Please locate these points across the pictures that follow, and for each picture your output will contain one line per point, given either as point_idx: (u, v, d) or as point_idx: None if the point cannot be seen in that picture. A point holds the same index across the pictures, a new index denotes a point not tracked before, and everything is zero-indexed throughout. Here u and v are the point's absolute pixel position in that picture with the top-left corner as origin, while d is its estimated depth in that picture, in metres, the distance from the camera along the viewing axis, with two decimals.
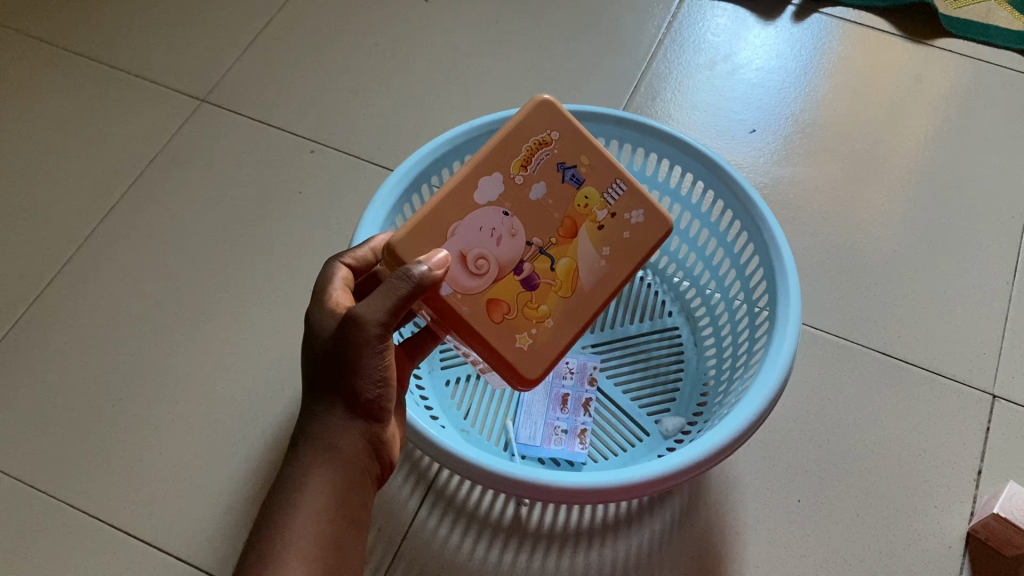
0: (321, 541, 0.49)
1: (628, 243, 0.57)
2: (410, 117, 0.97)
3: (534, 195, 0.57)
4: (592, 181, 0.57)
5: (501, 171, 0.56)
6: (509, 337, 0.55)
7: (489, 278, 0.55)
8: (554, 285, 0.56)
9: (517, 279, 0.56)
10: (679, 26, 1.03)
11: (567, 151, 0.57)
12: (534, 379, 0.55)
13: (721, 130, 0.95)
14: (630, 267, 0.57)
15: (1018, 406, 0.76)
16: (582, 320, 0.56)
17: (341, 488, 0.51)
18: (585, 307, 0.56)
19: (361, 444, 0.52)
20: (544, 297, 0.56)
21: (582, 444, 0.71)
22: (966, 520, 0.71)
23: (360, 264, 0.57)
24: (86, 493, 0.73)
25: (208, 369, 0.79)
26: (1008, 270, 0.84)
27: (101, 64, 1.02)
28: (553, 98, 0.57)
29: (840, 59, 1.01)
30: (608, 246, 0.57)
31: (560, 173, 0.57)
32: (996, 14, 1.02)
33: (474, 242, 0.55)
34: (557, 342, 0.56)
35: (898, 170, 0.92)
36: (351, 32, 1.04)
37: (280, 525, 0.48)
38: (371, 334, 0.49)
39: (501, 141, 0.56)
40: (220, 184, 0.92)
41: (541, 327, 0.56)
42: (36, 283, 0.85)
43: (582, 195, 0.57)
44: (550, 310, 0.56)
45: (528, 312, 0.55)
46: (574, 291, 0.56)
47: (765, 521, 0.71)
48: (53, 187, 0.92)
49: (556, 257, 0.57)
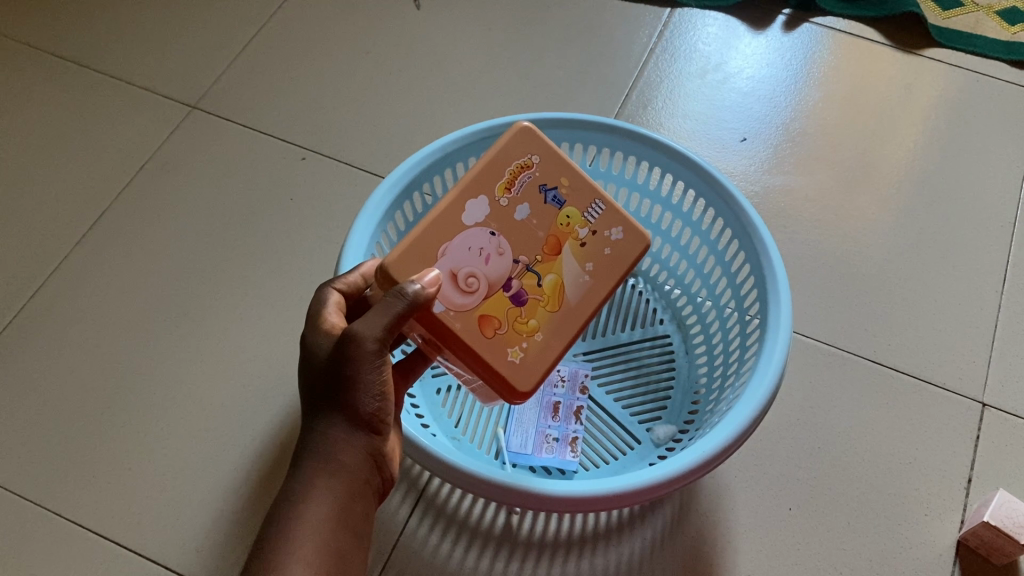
0: (325, 549, 0.48)
1: (610, 260, 0.57)
2: (402, 123, 0.97)
3: (518, 215, 0.57)
4: (573, 201, 0.58)
5: (486, 193, 0.57)
6: (501, 351, 0.54)
7: (479, 295, 0.55)
8: (542, 300, 0.56)
9: (505, 296, 0.56)
10: (670, 34, 1.04)
11: (548, 173, 0.58)
12: (528, 393, 0.54)
13: (714, 138, 0.95)
14: (612, 282, 0.57)
15: (1006, 414, 0.76)
16: (570, 333, 0.56)
17: (344, 496, 0.50)
18: (572, 322, 0.56)
19: (362, 453, 0.52)
20: (533, 312, 0.56)
21: (574, 452, 0.71)
22: (957, 529, 0.71)
23: (350, 290, 0.57)
24: (72, 502, 0.73)
25: (198, 376, 0.79)
26: (997, 279, 0.85)
27: (93, 70, 1.01)
28: (532, 125, 0.59)
29: (830, 68, 1.01)
30: (591, 262, 0.57)
31: (542, 195, 0.58)
32: (984, 25, 1.03)
33: (463, 261, 0.55)
34: (547, 355, 0.55)
35: (888, 179, 0.92)
36: (341, 38, 1.04)
37: (283, 535, 0.48)
38: (369, 349, 0.48)
39: (483, 167, 0.57)
40: (211, 190, 0.92)
41: (532, 341, 0.55)
42: (25, 290, 0.85)
43: (564, 215, 0.58)
44: (539, 325, 0.55)
45: (517, 326, 0.55)
46: (558, 306, 0.56)
47: (757, 529, 0.71)
48: (43, 192, 0.91)
49: (542, 273, 0.57)
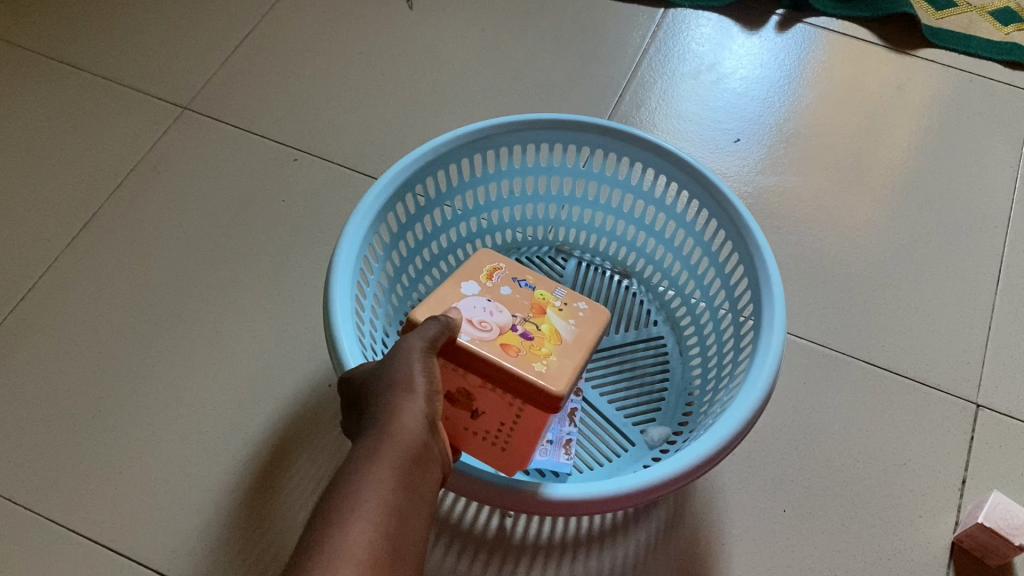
0: (392, 504, 0.43)
1: (590, 317, 0.59)
2: (394, 124, 0.96)
3: (503, 293, 0.60)
4: (541, 286, 0.61)
5: (472, 279, 0.60)
6: (525, 364, 0.53)
7: (494, 332, 0.55)
8: (546, 337, 0.56)
9: (516, 333, 0.56)
10: (664, 35, 1.04)
11: (517, 269, 0.62)
12: (560, 394, 0.53)
13: (707, 138, 0.95)
14: (598, 328, 0.58)
15: (1000, 415, 0.76)
16: (580, 354, 0.55)
17: (408, 454, 0.46)
18: (579, 350, 0.56)
19: (424, 419, 0.48)
20: (542, 343, 0.55)
21: (567, 454, 0.68)
22: (952, 530, 0.71)
23: None
24: (63, 506, 0.72)
25: (190, 380, 0.79)
26: (991, 279, 0.85)
27: (84, 71, 1.01)
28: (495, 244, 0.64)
29: (824, 68, 1.01)
30: (574, 317, 0.59)
31: (517, 283, 0.61)
32: (977, 25, 1.03)
33: (471, 314, 0.57)
34: (567, 366, 0.54)
35: (882, 180, 0.92)
36: (333, 38, 1.04)
37: (344, 487, 0.43)
38: (419, 345, 0.51)
39: (462, 267, 0.61)
40: (203, 191, 0.91)
41: (550, 359, 0.54)
42: (15, 292, 0.84)
43: (539, 293, 0.61)
44: (550, 350, 0.55)
45: (533, 350, 0.55)
46: (564, 339, 0.56)
47: (751, 531, 0.70)
48: (33, 194, 0.91)
49: (538, 323, 0.58)
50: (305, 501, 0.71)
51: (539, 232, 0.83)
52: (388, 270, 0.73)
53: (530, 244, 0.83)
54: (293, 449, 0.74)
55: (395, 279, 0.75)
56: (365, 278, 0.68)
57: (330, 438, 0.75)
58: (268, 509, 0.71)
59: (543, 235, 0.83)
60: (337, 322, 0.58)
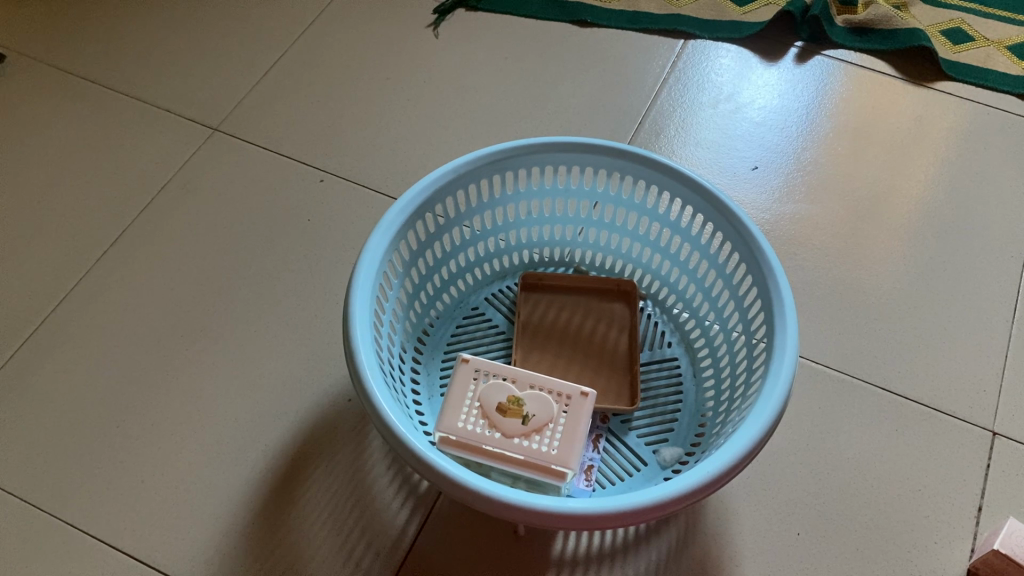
0: None
1: (574, 410, 0.65)
2: (417, 146, 0.99)
3: (503, 394, 0.66)
4: (527, 384, 0.67)
5: (475, 372, 0.67)
6: (541, 442, 0.64)
7: (514, 425, 0.64)
8: (546, 431, 0.64)
9: (525, 422, 0.64)
10: (684, 66, 1.06)
11: (501, 368, 0.68)
12: None
13: (724, 165, 0.96)
14: (582, 418, 0.65)
15: (1017, 443, 0.76)
16: (578, 434, 0.64)
17: None
18: (575, 437, 0.64)
19: None
20: (547, 431, 0.64)
21: (587, 481, 0.70)
22: (967, 557, 0.70)
23: (440, 440, 0.65)
24: (83, 512, 0.73)
25: (212, 390, 0.80)
26: (1008, 308, 0.85)
27: (119, 93, 1.05)
28: (473, 358, 0.68)
29: (842, 99, 1.02)
30: (560, 410, 0.65)
31: (508, 380, 0.67)
32: (995, 59, 1.04)
33: (491, 412, 0.65)
34: (571, 443, 0.64)
35: (900, 210, 0.92)
36: (359, 65, 1.07)
37: None
38: None
39: (463, 372, 0.67)
40: (230, 209, 0.94)
41: (556, 441, 0.64)
42: (46, 303, 0.86)
43: (524, 396, 0.66)
44: (553, 436, 0.64)
45: (538, 432, 0.64)
46: (564, 429, 0.64)
47: (764, 554, 0.70)
48: (68, 208, 0.94)
49: (534, 419, 0.65)
50: (319, 513, 0.72)
51: (556, 252, 0.85)
52: (407, 286, 0.74)
53: (547, 265, 0.85)
54: (310, 462, 0.75)
55: (413, 297, 0.76)
56: (385, 293, 0.69)
57: (347, 451, 0.76)
58: (284, 520, 0.72)
59: (560, 256, 0.85)
60: (355, 332, 0.59)
